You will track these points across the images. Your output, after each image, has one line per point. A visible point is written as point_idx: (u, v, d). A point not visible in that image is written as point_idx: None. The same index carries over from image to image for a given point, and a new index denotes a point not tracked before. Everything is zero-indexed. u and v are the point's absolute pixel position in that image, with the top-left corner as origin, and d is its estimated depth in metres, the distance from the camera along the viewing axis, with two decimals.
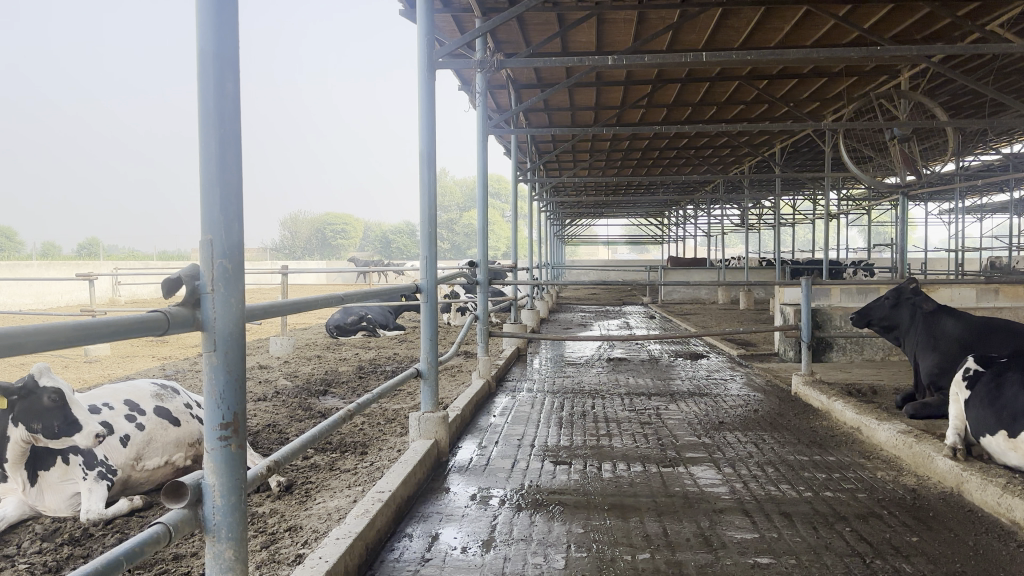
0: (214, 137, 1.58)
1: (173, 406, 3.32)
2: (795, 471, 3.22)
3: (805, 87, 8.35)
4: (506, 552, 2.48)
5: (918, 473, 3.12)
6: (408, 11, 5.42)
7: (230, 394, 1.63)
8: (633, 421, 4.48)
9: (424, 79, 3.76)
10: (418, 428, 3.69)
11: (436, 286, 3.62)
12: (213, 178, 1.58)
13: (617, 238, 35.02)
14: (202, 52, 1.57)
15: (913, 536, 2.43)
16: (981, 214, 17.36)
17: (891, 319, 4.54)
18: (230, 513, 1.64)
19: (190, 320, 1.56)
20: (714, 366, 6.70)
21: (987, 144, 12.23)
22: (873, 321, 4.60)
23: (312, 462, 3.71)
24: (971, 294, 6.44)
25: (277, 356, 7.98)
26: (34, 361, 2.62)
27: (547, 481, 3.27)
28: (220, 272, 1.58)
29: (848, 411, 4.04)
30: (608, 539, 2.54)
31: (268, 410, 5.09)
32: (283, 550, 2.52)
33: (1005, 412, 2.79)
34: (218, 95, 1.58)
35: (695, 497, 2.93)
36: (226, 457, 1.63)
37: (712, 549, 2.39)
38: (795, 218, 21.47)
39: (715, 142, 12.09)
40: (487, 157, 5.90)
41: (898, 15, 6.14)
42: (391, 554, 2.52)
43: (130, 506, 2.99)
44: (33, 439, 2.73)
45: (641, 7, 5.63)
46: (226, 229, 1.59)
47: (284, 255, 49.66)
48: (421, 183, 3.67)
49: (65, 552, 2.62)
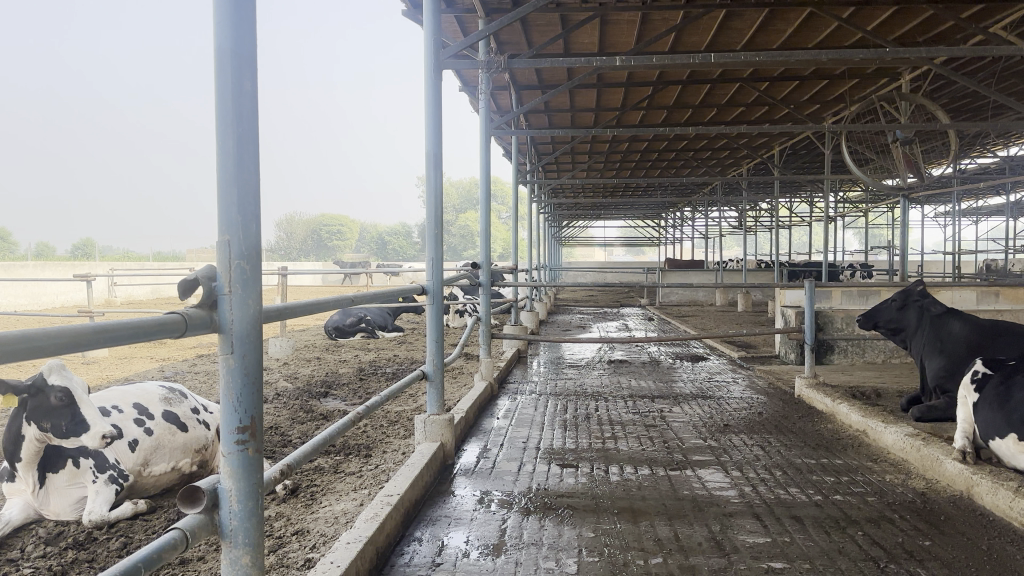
0: (232, 137, 1.56)
1: (180, 411, 3.30)
2: (803, 474, 3.22)
3: (806, 89, 8.36)
4: (518, 556, 2.47)
5: (928, 476, 3.11)
6: (412, 12, 5.41)
7: (247, 397, 1.61)
8: (638, 424, 4.47)
9: (431, 80, 3.74)
10: (425, 430, 3.67)
11: (442, 287, 3.60)
12: (231, 177, 1.56)
13: (614, 240, 35.06)
14: (221, 51, 1.56)
15: (925, 540, 2.43)
16: (977, 215, 17.43)
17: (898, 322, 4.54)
18: (247, 519, 1.62)
19: (207, 322, 1.55)
20: (716, 368, 6.72)
21: (985, 147, 12.26)
22: (880, 323, 4.61)
23: (317, 465, 3.70)
24: (972, 297, 6.46)
25: (277, 358, 7.96)
26: (48, 358, 2.62)
27: (555, 485, 3.26)
28: (237, 273, 1.56)
29: (853, 413, 4.03)
30: (620, 543, 2.52)
31: (270, 412, 5.09)
32: (291, 554, 2.50)
33: (1015, 415, 2.80)
34: (236, 94, 1.57)
35: (704, 500, 2.92)
36: (243, 462, 1.61)
37: (725, 553, 2.38)
38: (792, 219, 21.54)
39: (714, 144, 12.11)
40: (490, 158, 5.89)
41: (902, 16, 6.15)
42: (402, 558, 2.51)
43: (133, 510, 2.95)
44: (46, 437, 2.70)
45: (646, 8, 5.61)
46: (244, 229, 1.58)
47: (278, 255, 49.56)
48: (427, 184, 3.65)
49: (69, 556, 2.59)
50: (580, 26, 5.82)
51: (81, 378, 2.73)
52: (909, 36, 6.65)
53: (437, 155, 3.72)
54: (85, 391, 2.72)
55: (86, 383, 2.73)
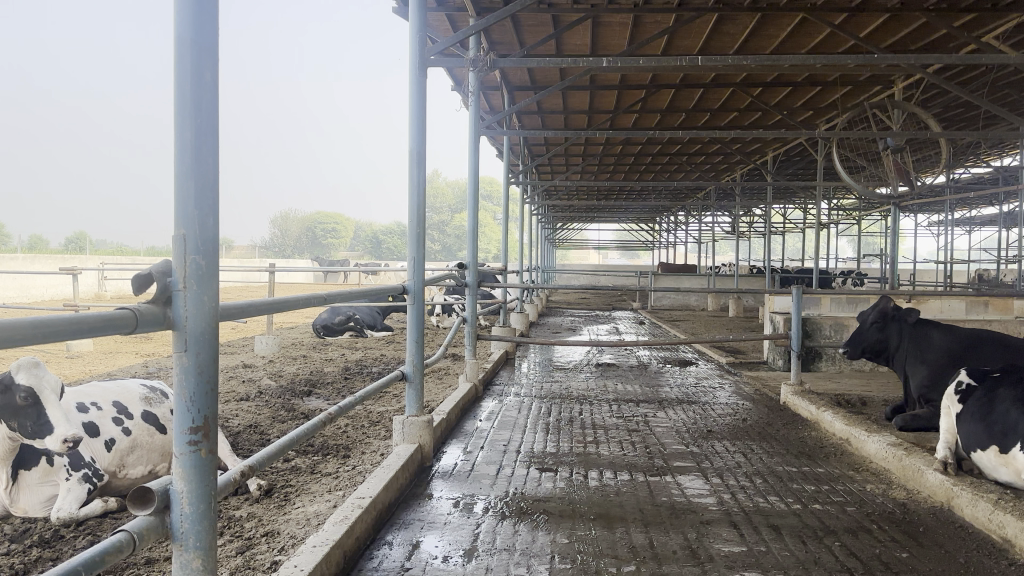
0: (189, 128, 1.51)
1: (161, 411, 3.23)
2: (784, 482, 3.18)
3: (799, 95, 8.36)
4: (488, 562, 2.42)
5: (908, 486, 3.07)
6: (402, 9, 5.37)
7: (201, 397, 1.55)
8: (621, 429, 4.41)
9: (416, 77, 3.69)
10: (403, 432, 3.60)
11: (424, 287, 3.54)
12: (189, 170, 1.51)
13: (608, 243, 35.11)
14: (180, 40, 1.51)
15: (902, 551, 2.39)
16: (970, 225, 17.46)
17: (881, 342, 4.44)
18: (198, 521, 1.56)
19: (160, 318, 1.49)
20: (703, 373, 6.68)
21: (978, 157, 12.34)
22: (865, 347, 4.48)
23: (293, 465, 3.64)
24: (961, 306, 6.44)
25: (261, 356, 7.85)
26: (21, 355, 2.55)
27: (532, 489, 3.21)
28: (192, 269, 1.51)
29: (838, 422, 3.99)
30: (594, 550, 2.48)
31: (250, 410, 5.01)
32: (258, 557, 2.44)
33: (997, 427, 2.76)
34: (196, 86, 1.51)
35: (681, 507, 2.88)
36: (196, 463, 1.55)
37: (699, 563, 2.34)
38: (785, 226, 21.56)
39: (708, 148, 12.10)
40: (478, 158, 5.84)
41: (894, 24, 6.15)
42: (371, 562, 2.45)
43: (103, 507, 2.89)
44: (16, 436, 2.64)
45: (639, 9, 5.58)
46: (200, 224, 1.52)
47: (272, 253, 49.42)
48: (410, 183, 3.60)
49: (33, 554, 2.52)
50: (570, 27, 5.77)
51: (54, 375, 2.64)
52: (902, 44, 6.65)
53: (421, 153, 3.65)
54: (57, 390, 2.61)
55: (59, 382, 2.63)
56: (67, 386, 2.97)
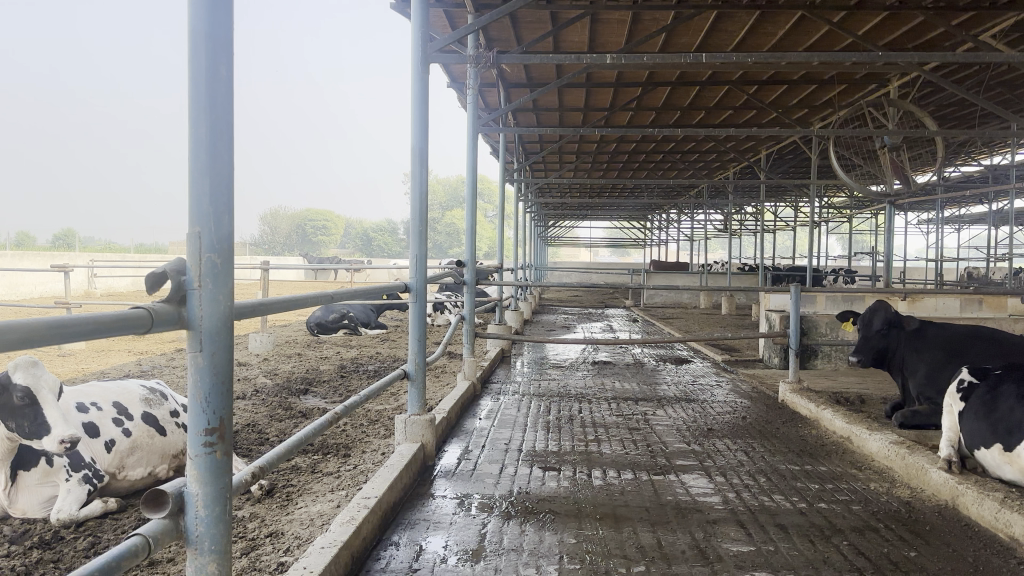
0: (204, 122, 1.48)
1: (161, 413, 3.19)
2: (788, 480, 3.19)
3: (795, 93, 8.39)
4: (497, 563, 2.41)
5: (911, 484, 3.09)
6: (400, 5, 5.34)
7: (217, 397, 1.53)
8: (621, 426, 4.43)
9: (417, 73, 3.66)
10: (404, 431, 3.58)
11: (425, 285, 3.50)
12: (204, 166, 1.49)
13: (599, 241, 35.23)
14: (195, 33, 1.48)
15: (911, 550, 2.40)
16: (959, 225, 17.63)
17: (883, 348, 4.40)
18: (213, 524, 1.54)
19: (175, 317, 1.46)
20: (699, 371, 6.70)
21: (968, 155, 12.46)
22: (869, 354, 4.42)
23: (294, 464, 3.62)
24: (955, 304, 6.56)
25: (256, 354, 7.78)
26: (18, 354, 2.51)
27: (536, 488, 3.20)
28: (208, 267, 1.48)
29: (838, 419, 4.01)
30: (602, 550, 2.47)
31: (247, 409, 4.97)
32: (264, 558, 2.41)
33: (1002, 426, 2.78)
34: (210, 79, 1.49)
35: (687, 506, 2.88)
36: (211, 465, 1.53)
37: (709, 562, 2.34)
38: (776, 224, 21.67)
39: (702, 146, 12.17)
40: (476, 155, 5.82)
41: (892, 22, 6.18)
42: (378, 563, 2.44)
43: (103, 508, 2.84)
44: (15, 437, 2.60)
45: (636, 6, 5.58)
46: (216, 221, 1.50)
47: (263, 250, 49.13)
48: (412, 180, 3.55)
49: (33, 556, 2.48)
50: (569, 24, 5.75)
51: (52, 375, 2.60)
52: (898, 42, 6.70)
53: (422, 151, 3.62)
54: (55, 390, 2.57)
55: (58, 382, 2.59)
56: (66, 386, 2.94)
